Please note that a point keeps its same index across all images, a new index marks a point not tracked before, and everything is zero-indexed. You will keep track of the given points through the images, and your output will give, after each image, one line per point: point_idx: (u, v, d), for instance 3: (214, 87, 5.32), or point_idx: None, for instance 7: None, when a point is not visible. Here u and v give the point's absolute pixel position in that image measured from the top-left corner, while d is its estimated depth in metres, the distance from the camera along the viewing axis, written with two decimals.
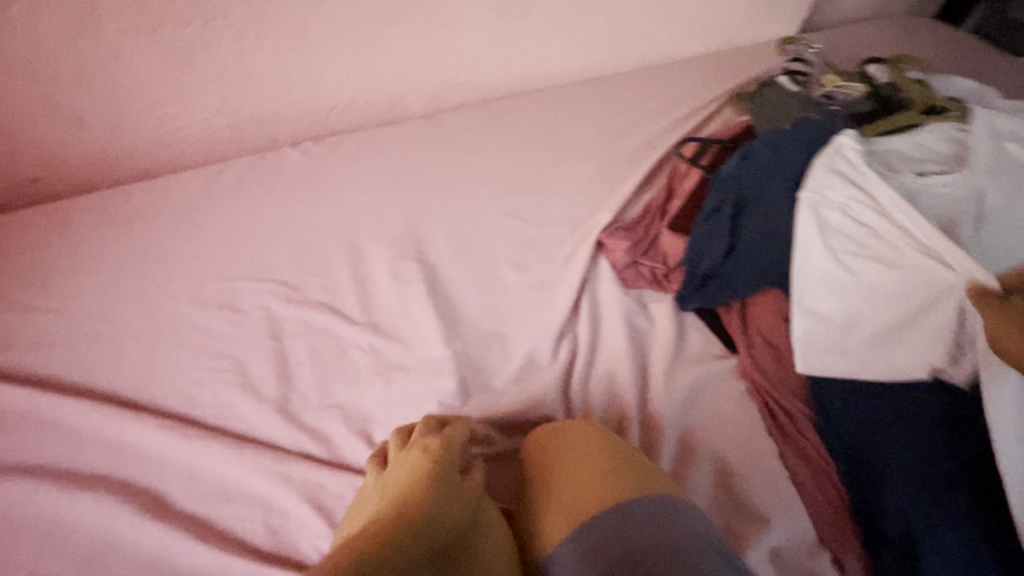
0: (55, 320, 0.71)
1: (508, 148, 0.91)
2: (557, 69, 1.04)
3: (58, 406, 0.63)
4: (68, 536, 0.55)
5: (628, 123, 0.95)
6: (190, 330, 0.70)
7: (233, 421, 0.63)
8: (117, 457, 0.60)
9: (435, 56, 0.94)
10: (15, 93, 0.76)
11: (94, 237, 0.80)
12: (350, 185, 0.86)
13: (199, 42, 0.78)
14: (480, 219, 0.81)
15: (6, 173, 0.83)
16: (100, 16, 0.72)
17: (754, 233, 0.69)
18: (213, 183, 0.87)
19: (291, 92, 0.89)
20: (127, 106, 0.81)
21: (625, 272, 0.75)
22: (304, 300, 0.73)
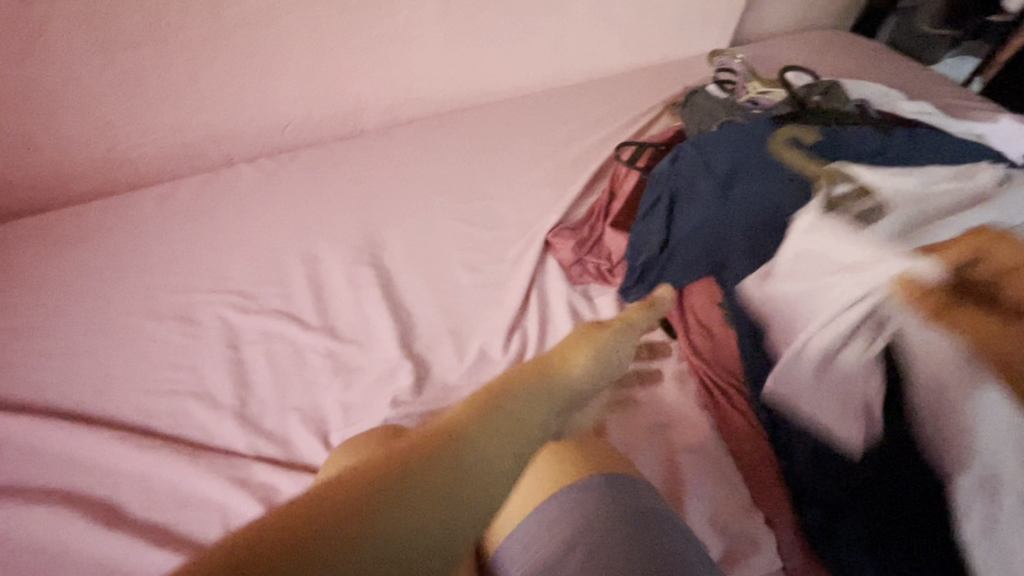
0: (1, 340, 0.70)
1: (460, 158, 0.95)
2: (505, 83, 1.09)
3: (6, 424, 0.62)
4: (19, 552, 0.54)
5: (572, 132, 1.00)
6: (145, 344, 0.71)
7: (189, 430, 0.64)
8: (68, 471, 0.60)
9: (386, 73, 0.97)
10: None
11: (43, 257, 0.79)
12: (304, 197, 0.88)
13: (150, 63, 0.80)
14: (433, 225, 0.84)
15: None
16: (48, 40, 0.73)
17: (688, 223, 0.74)
18: (166, 200, 0.87)
19: (245, 110, 0.91)
20: (77, 127, 0.82)
21: (571, 268, 0.79)
22: (261, 309, 0.74)
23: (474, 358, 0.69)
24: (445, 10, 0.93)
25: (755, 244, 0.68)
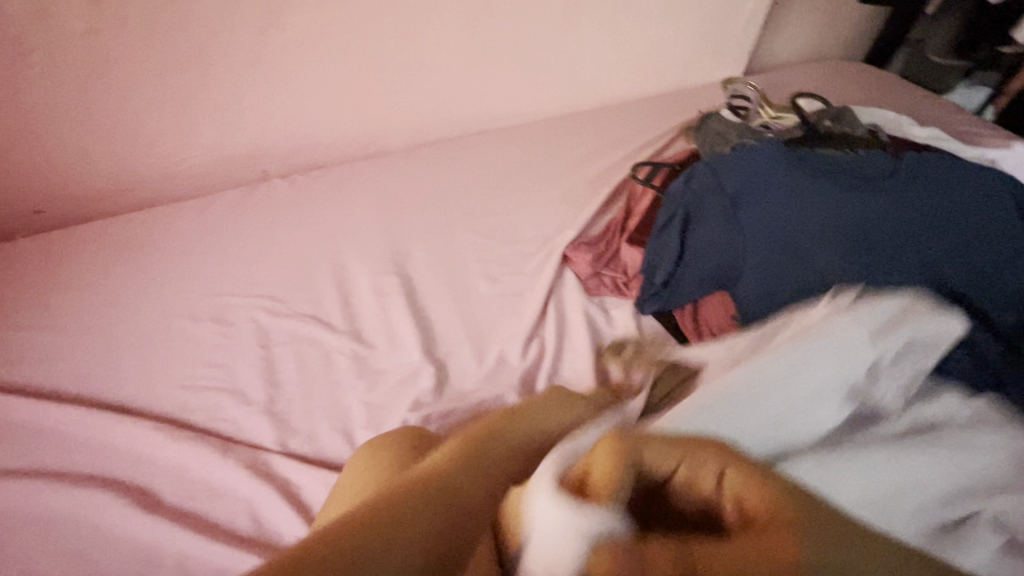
0: (54, 336, 0.75)
1: (482, 176, 0.99)
2: (526, 108, 1.15)
3: (55, 414, 0.66)
4: (63, 530, 0.58)
5: (591, 153, 1.04)
6: (182, 344, 0.75)
7: (221, 424, 0.67)
8: (111, 459, 0.64)
9: (415, 96, 1.04)
10: (25, 132, 0.82)
11: (93, 262, 0.85)
12: (335, 210, 0.93)
13: (198, 85, 0.87)
14: (455, 238, 0.88)
15: (10, 206, 0.89)
16: (110, 64, 0.80)
17: (699, 241, 0.77)
18: (206, 211, 0.93)
19: (283, 129, 0.98)
20: (131, 143, 0.89)
21: (588, 281, 0.82)
22: (292, 313, 0.78)
23: (494, 364, 0.72)
24: (469, 38, 0.99)
25: (759, 258, 0.70)
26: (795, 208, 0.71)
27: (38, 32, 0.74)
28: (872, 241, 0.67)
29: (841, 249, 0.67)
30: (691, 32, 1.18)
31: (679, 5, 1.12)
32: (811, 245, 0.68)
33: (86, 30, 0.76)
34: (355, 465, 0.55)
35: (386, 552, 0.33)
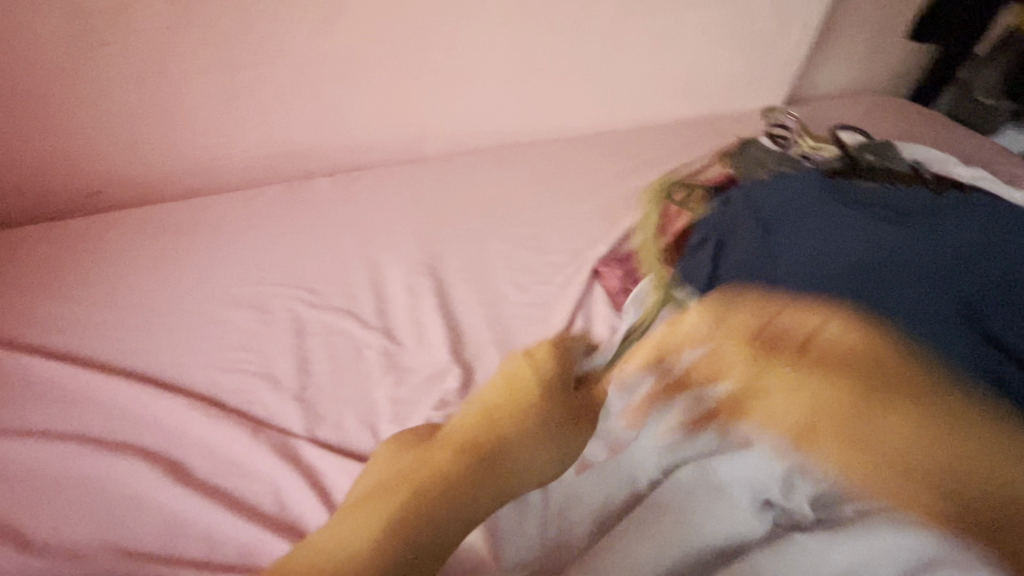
0: (102, 311, 0.79)
1: (517, 187, 1.01)
2: (563, 124, 1.17)
3: (98, 383, 0.70)
4: (100, 496, 0.60)
5: (625, 172, 1.06)
6: (220, 327, 0.78)
7: (251, 406, 0.69)
8: (148, 432, 0.66)
9: (457, 106, 1.07)
10: (91, 118, 0.87)
11: (142, 243, 0.89)
12: (372, 211, 0.96)
13: (253, 83, 0.91)
14: (488, 245, 0.90)
15: (68, 189, 0.93)
16: (175, 58, 0.85)
17: (734, 261, 0.75)
18: (251, 203, 0.97)
19: (329, 129, 1.01)
20: (187, 133, 0.93)
21: (616, 296, 0.83)
22: (326, 306, 0.81)
23: None
24: (513, 53, 1.02)
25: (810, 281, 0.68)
26: (835, 242, 0.71)
27: (113, 25, 0.79)
28: (922, 271, 0.67)
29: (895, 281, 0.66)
30: (732, 59, 1.19)
31: (722, 33, 1.13)
32: (865, 277, 0.67)
33: (156, 26, 0.81)
34: (381, 459, 0.57)
35: (410, 518, 0.47)
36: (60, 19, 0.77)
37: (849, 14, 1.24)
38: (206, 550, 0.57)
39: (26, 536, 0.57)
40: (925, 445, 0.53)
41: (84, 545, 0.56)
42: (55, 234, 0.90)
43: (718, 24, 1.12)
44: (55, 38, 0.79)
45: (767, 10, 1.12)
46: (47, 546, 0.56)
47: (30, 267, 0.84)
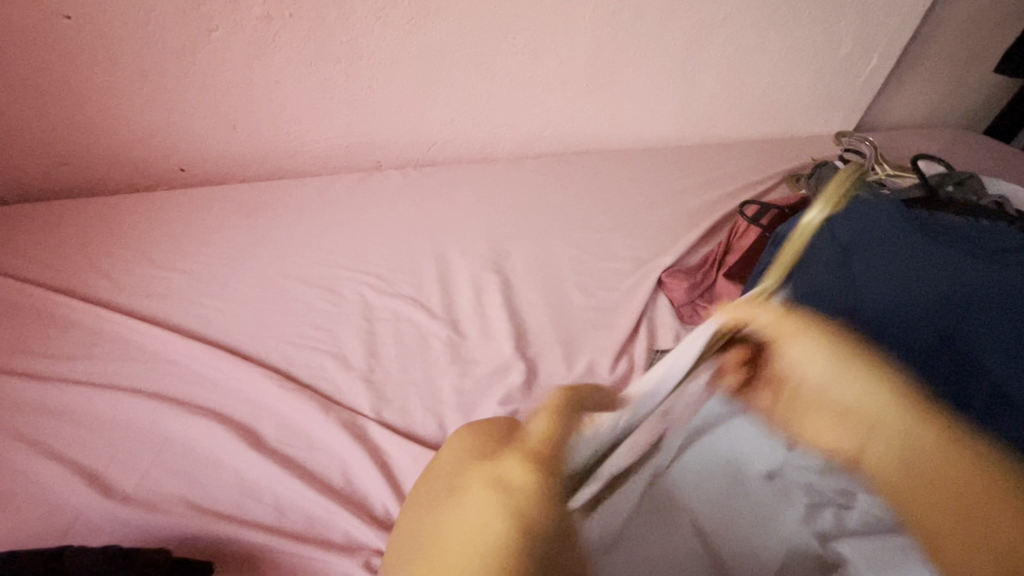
0: (186, 280, 0.83)
1: (582, 193, 1.02)
2: (628, 135, 1.18)
3: (182, 347, 0.73)
4: (180, 453, 0.63)
5: (691, 187, 1.05)
6: (295, 305, 0.80)
7: (323, 383, 0.71)
8: (225, 397, 0.69)
9: (528, 111, 1.09)
10: (191, 98, 0.93)
11: (223, 219, 0.93)
12: (440, 206, 0.98)
13: (343, 75, 0.95)
14: (553, 247, 0.91)
15: (159, 161, 1.00)
16: (274, 47, 0.89)
17: (808, 278, 0.73)
18: (325, 189, 1.01)
19: (404, 124, 1.04)
20: (274, 120, 0.98)
21: (682, 309, 0.82)
22: (395, 293, 0.83)
23: (583, 372, 0.72)
24: (590, 62, 1.04)
25: (889, 314, 0.65)
26: (925, 275, 0.67)
27: (223, 13, 0.84)
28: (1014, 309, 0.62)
29: (986, 320, 0.61)
30: (805, 82, 1.18)
31: (799, 56, 1.13)
32: (952, 314, 0.63)
33: (262, 16, 0.86)
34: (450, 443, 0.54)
35: None
36: (178, 5, 0.83)
37: (930, 43, 1.22)
38: (277, 515, 0.58)
39: (113, 485, 0.60)
40: (856, 388, 0.52)
41: (164, 499, 0.59)
42: (145, 205, 0.95)
43: (795, 45, 1.11)
44: (171, 21, 0.84)
45: (848, 35, 1.11)
46: (131, 495, 0.59)
47: (124, 234, 0.90)
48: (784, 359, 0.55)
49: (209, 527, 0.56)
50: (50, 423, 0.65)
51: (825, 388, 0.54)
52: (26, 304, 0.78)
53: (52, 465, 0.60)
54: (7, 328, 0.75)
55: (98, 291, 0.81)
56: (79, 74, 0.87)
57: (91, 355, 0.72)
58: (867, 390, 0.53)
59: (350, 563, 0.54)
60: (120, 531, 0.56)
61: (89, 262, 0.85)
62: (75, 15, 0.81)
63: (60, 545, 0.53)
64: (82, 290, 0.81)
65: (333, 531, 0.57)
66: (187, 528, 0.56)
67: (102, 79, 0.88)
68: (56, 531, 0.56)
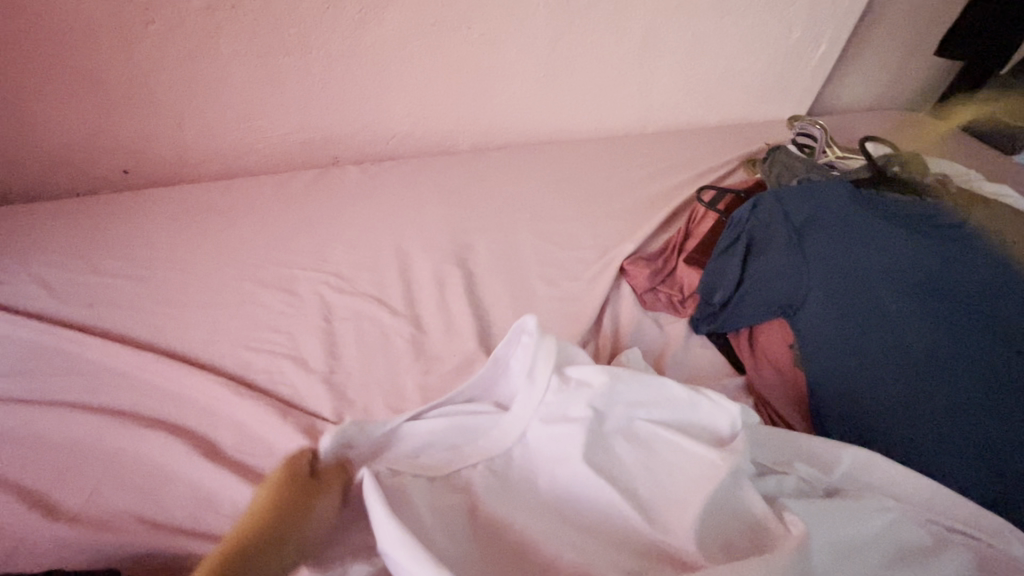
0: (133, 286, 0.80)
1: (543, 183, 1.02)
2: (588, 124, 1.18)
3: (129, 356, 0.70)
4: (130, 467, 0.60)
5: (652, 174, 1.06)
6: (251, 308, 0.78)
7: (282, 387, 0.69)
8: (179, 407, 0.66)
9: (488, 102, 1.07)
10: (131, 95, 0.88)
11: (172, 221, 0.90)
12: (400, 201, 0.96)
13: (294, 69, 0.92)
14: (516, 239, 0.91)
15: (100, 163, 0.95)
16: (218, 39, 0.85)
17: (764, 263, 0.75)
18: (281, 187, 0.98)
19: (360, 118, 1.02)
20: (222, 116, 0.94)
21: (644, 295, 0.83)
22: (355, 291, 0.81)
23: None
24: (549, 51, 1.03)
25: (831, 295, 0.69)
26: (869, 257, 0.70)
27: (161, 4, 0.80)
28: (937, 297, 0.66)
29: (911, 302, 0.66)
30: (760, 68, 1.20)
31: (752, 41, 1.14)
32: (887, 293, 0.67)
33: (203, 8, 0.82)
34: None
35: None
36: None
37: (878, 27, 1.25)
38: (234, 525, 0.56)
39: (57, 504, 0.57)
40: None
41: (114, 515, 0.56)
42: (88, 210, 0.91)
43: (748, 31, 1.12)
44: (103, 14, 0.79)
45: (798, 20, 1.13)
46: (76, 515, 0.56)
47: (64, 240, 0.85)
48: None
49: (161, 541, 0.54)
50: None
51: None
52: None
53: None
54: None
55: (37, 301, 0.77)
56: (4, 71, 0.82)
57: (31, 369, 0.69)
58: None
59: None
60: (65, 554, 0.53)
61: (26, 272, 0.80)
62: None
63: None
64: (20, 301, 0.77)
65: None
66: (135, 544, 0.54)
67: (32, 78, 0.83)
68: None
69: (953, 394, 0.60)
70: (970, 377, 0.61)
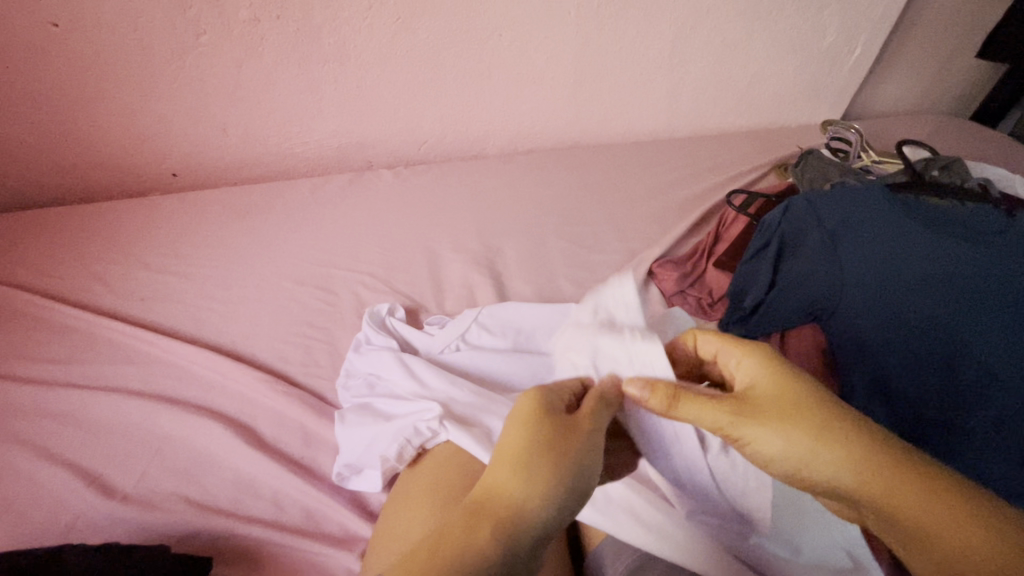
0: (182, 282, 0.84)
1: (570, 186, 1.04)
2: (616, 128, 1.19)
3: (176, 348, 0.74)
4: (177, 452, 0.63)
5: (680, 178, 1.06)
6: (289, 306, 0.81)
7: (317, 380, 0.71)
8: (221, 397, 0.69)
9: (518, 109, 1.10)
10: (180, 103, 0.93)
11: (217, 222, 0.95)
12: (431, 203, 0.99)
13: (332, 76, 0.95)
14: (543, 241, 0.92)
15: (152, 166, 1.01)
16: (262, 50, 0.90)
17: (796, 267, 0.75)
18: (318, 190, 1.02)
19: (394, 125, 1.05)
20: (262, 122, 0.99)
21: (673, 297, 0.83)
22: (387, 289, 0.83)
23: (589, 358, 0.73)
24: (577, 57, 1.04)
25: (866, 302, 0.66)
26: (906, 261, 0.67)
27: (212, 16, 0.85)
28: (977, 296, 0.61)
29: (949, 310, 0.61)
30: (792, 72, 1.19)
31: (784, 46, 1.14)
32: (924, 301, 0.63)
33: (249, 19, 0.86)
34: (420, 468, 0.55)
35: None
36: (165, 10, 0.83)
37: (917, 29, 1.23)
38: (272, 511, 0.58)
39: (111, 484, 0.60)
40: (852, 469, 0.36)
41: (160, 497, 0.59)
42: (141, 211, 0.97)
43: (780, 36, 1.12)
44: (157, 28, 0.84)
45: (833, 24, 1.12)
46: (127, 496, 0.59)
47: (119, 238, 0.91)
48: (738, 439, 0.39)
49: (206, 523, 0.57)
50: (46, 426, 0.66)
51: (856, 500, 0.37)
52: (23, 311, 0.79)
53: (51, 465, 0.61)
54: (7, 333, 0.76)
55: (93, 296, 0.82)
56: (69, 82, 0.88)
57: (89, 358, 0.74)
58: (825, 454, 0.37)
59: (346, 555, 0.54)
60: (119, 530, 0.56)
61: (86, 268, 0.86)
62: (63, 21, 0.82)
63: (60, 544, 0.54)
64: (79, 295, 0.82)
65: (330, 526, 0.57)
66: (183, 525, 0.57)
67: (94, 87, 0.90)
68: (56, 531, 0.56)
69: (992, 410, 0.56)
70: (1003, 372, 0.56)
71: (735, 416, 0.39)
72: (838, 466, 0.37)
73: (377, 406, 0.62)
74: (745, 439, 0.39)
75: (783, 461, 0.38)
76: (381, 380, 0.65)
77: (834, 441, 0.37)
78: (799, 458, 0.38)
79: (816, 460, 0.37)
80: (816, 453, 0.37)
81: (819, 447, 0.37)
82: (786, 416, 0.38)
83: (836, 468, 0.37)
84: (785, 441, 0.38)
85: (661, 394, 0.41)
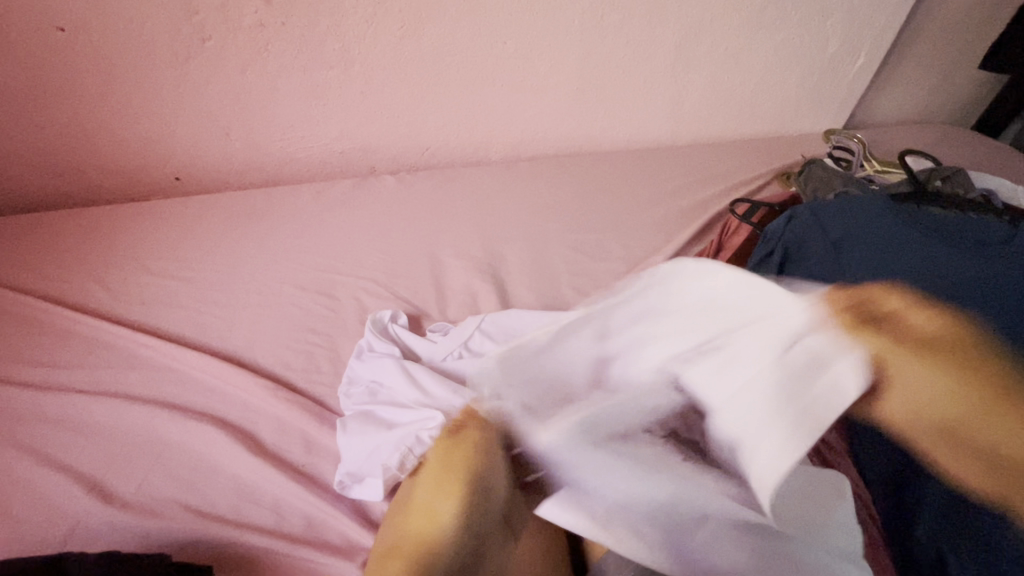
0: (184, 287, 0.84)
1: (573, 193, 1.04)
2: (618, 136, 1.20)
3: (177, 353, 0.74)
4: (177, 459, 0.63)
5: (683, 186, 1.06)
6: (291, 311, 0.81)
7: (318, 387, 0.71)
8: (222, 403, 0.69)
9: (521, 115, 1.10)
10: (184, 107, 0.94)
11: (220, 227, 0.95)
12: (434, 209, 0.99)
13: (336, 82, 0.96)
14: (546, 248, 0.92)
15: (156, 171, 1.01)
16: (267, 55, 0.90)
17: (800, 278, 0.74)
18: (321, 195, 1.02)
19: (398, 131, 1.06)
20: (266, 127, 0.99)
21: None
22: (390, 295, 0.83)
23: None
24: (582, 64, 1.05)
25: None
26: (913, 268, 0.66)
27: (217, 22, 0.85)
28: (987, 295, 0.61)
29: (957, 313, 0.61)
30: (794, 81, 1.19)
31: (787, 54, 1.14)
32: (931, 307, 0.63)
33: (254, 24, 0.86)
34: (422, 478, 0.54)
35: None
36: (170, 15, 0.83)
37: (919, 40, 1.23)
38: (271, 519, 0.58)
39: (109, 491, 0.60)
40: (1008, 423, 0.35)
41: (159, 504, 0.59)
42: (142, 214, 0.96)
43: (782, 45, 1.12)
44: (162, 33, 0.85)
45: (835, 33, 1.12)
46: (125, 503, 0.59)
47: (121, 242, 0.91)
48: (888, 369, 0.38)
49: (205, 532, 0.56)
50: (45, 431, 0.65)
51: (1000, 456, 0.35)
52: (24, 315, 0.79)
53: (50, 472, 0.61)
54: (7, 337, 0.76)
55: (95, 300, 0.82)
56: (74, 87, 0.89)
57: (89, 362, 0.73)
58: (980, 401, 0.36)
59: (348, 565, 0.54)
60: (117, 538, 0.56)
61: (87, 272, 0.86)
62: (69, 26, 0.82)
63: (59, 552, 0.53)
64: (80, 299, 0.82)
65: (330, 534, 0.57)
66: (181, 533, 0.56)
67: (99, 91, 0.90)
68: (53, 539, 0.56)
69: None
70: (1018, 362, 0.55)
71: (891, 345, 0.39)
72: (992, 416, 0.36)
73: (380, 412, 0.62)
74: (895, 368, 0.38)
75: (931, 402, 0.37)
76: (384, 387, 0.65)
77: (990, 389, 0.37)
78: (953, 401, 0.36)
79: (971, 411, 0.36)
80: (976, 402, 0.36)
81: (973, 395, 0.36)
82: (942, 359, 0.38)
83: (992, 419, 0.36)
84: (936, 378, 0.37)
85: (851, 312, 0.41)
